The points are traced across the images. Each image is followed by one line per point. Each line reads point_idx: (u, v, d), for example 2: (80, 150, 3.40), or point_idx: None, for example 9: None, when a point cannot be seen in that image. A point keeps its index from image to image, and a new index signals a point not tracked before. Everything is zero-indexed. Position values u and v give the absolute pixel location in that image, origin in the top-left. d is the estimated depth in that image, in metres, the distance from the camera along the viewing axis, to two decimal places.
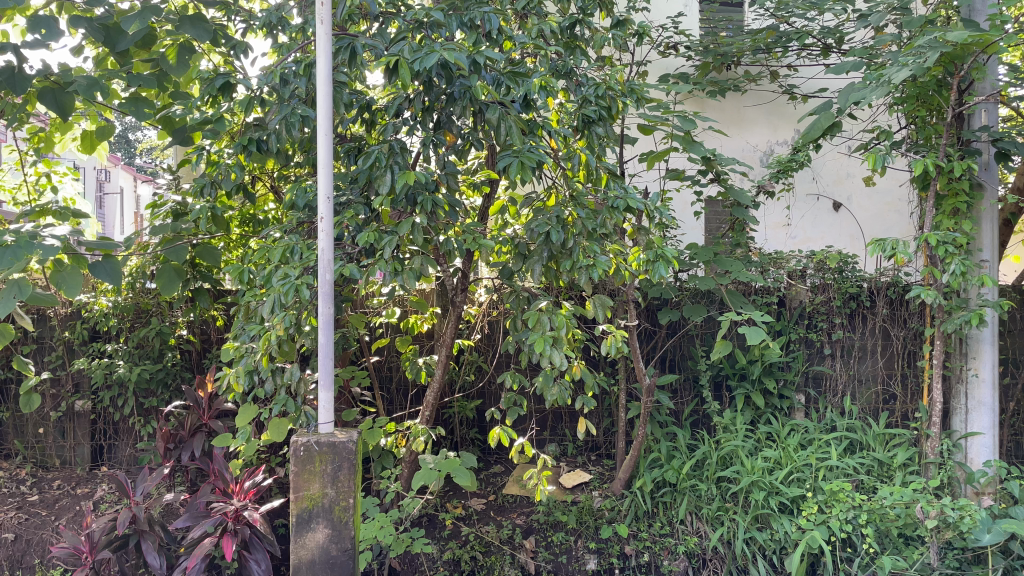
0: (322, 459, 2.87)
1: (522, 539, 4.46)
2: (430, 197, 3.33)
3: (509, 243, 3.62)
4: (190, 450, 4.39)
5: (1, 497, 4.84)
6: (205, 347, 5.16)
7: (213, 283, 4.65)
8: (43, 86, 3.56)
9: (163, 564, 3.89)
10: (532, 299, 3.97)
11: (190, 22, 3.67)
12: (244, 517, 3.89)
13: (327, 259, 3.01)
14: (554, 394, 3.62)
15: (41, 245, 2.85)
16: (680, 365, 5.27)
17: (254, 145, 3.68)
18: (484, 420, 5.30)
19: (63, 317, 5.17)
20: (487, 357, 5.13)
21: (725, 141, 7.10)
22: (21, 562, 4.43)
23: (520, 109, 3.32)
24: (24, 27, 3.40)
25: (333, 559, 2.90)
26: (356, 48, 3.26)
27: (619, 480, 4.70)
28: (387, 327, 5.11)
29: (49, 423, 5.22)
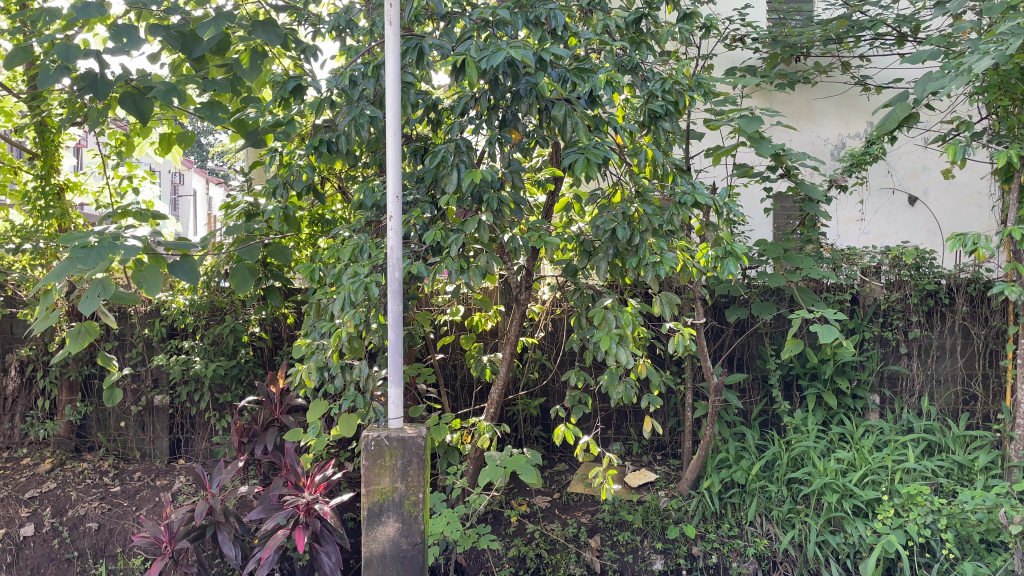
0: (392, 454, 2.92)
1: (587, 538, 4.43)
2: (496, 195, 3.35)
3: (574, 240, 3.60)
4: (263, 444, 4.51)
5: (86, 488, 5.04)
6: (277, 344, 5.29)
7: (284, 282, 4.77)
8: (124, 91, 3.69)
9: (238, 554, 4.02)
10: (597, 297, 3.94)
11: (262, 28, 3.79)
12: (315, 510, 3.98)
13: (395, 257, 3.06)
14: (620, 392, 3.60)
15: (124, 245, 2.98)
16: (749, 364, 5.16)
17: (325, 146, 3.77)
18: (548, 419, 5.29)
19: (142, 314, 5.36)
20: (551, 355, 5.13)
21: (794, 135, 6.93)
22: (104, 550, 4.62)
23: (586, 106, 3.31)
24: (108, 35, 3.53)
25: (404, 553, 2.94)
26: (423, 48, 3.30)
27: (687, 480, 4.64)
28: (452, 325, 5.15)
29: (130, 417, 5.42)
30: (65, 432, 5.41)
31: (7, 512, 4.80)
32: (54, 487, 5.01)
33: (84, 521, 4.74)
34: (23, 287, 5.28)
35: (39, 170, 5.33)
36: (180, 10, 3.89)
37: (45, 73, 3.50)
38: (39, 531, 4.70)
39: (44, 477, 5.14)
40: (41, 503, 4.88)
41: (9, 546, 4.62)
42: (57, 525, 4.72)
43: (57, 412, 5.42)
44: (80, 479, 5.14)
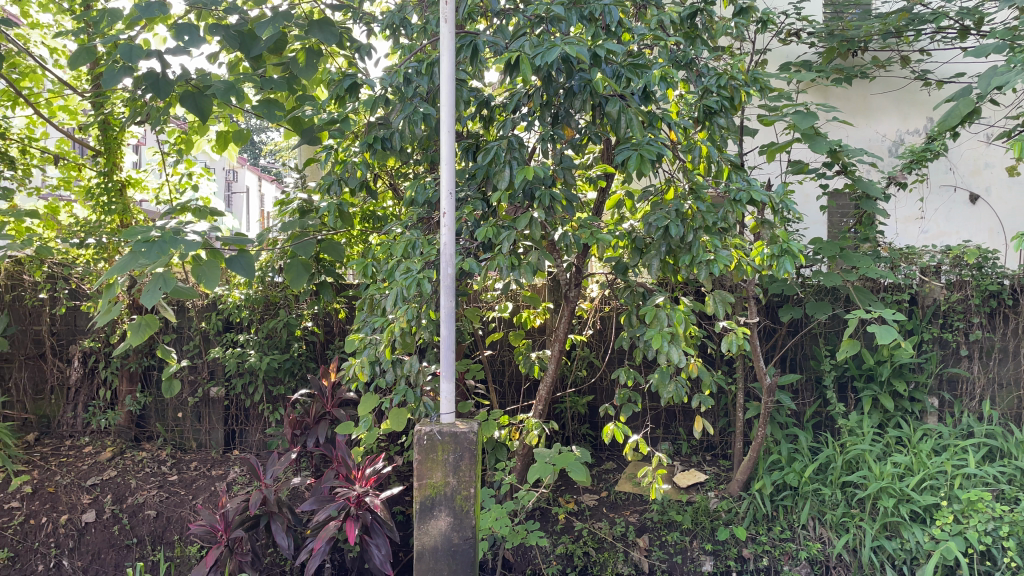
0: (444, 449, 2.95)
1: (635, 537, 4.40)
2: (548, 192, 3.33)
3: (626, 238, 3.57)
4: (315, 436, 4.60)
5: (144, 476, 5.18)
6: (329, 338, 5.38)
7: (336, 278, 4.85)
8: (184, 91, 3.78)
9: (290, 544, 4.10)
10: (648, 295, 3.87)
11: (318, 27, 3.84)
12: (366, 503, 4.01)
13: (448, 253, 3.08)
14: (670, 391, 3.57)
15: (185, 240, 3.06)
16: (802, 365, 5.07)
17: (379, 143, 3.83)
18: (596, 417, 5.25)
19: (200, 308, 5.50)
20: (599, 353, 5.11)
21: (851, 131, 6.79)
22: (162, 537, 4.75)
23: (640, 101, 3.29)
24: (171, 35, 3.62)
25: (455, 547, 2.96)
26: (478, 45, 3.31)
27: (737, 481, 4.58)
28: (500, 322, 5.16)
29: (187, 408, 5.56)
30: (125, 421, 5.56)
31: (70, 499, 4.96)
32: (114, 475, 5.16)
33: (143, 509, 4.87)
34: (87, 281, 5.44)
35: (101, 167, 5.48)
36: (239, 10, 3.97)
37: (110, 72, 3.61)
38: (100, 517, 4.84)
39: (105, 465, 5.30)
40: (102, 491, 5.03)
41: (72, 532, 4.78)
42: (117, 512, 4.86)
43: (118, 402, 5.59)
44: (139, 468, 5.28)
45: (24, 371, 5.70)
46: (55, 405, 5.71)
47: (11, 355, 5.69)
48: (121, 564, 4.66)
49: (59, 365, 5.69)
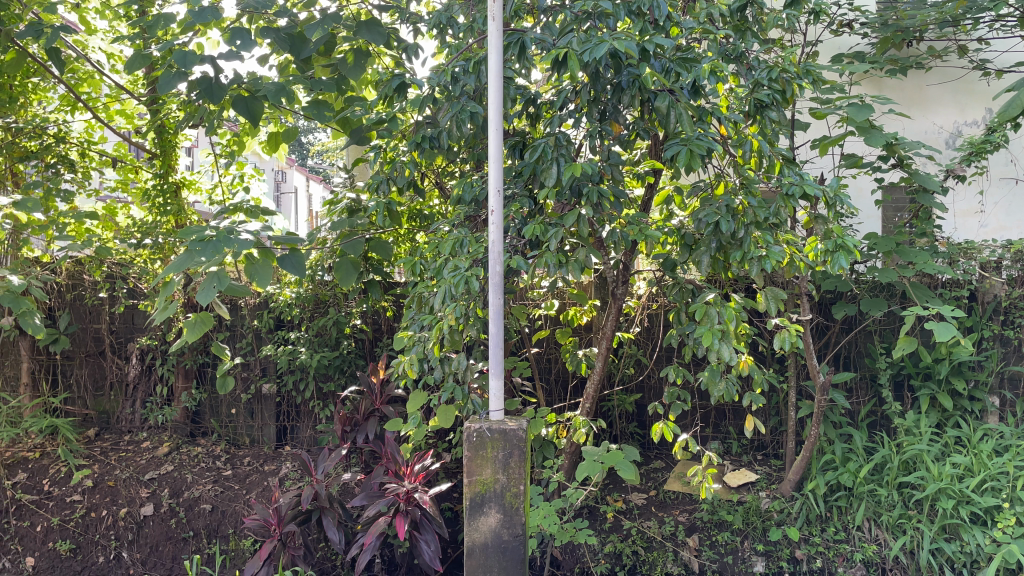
0: (494, 446, 2.96)
1: (685, 537, 4.35)
2: (596, 188, 3.31)
3: (675, 234, 3.53)
4: (364, 433, 4.66)
5: (200, 471, 5.30)
6: (377, 335, 5.46)
7: (385, 277, 4.91)
8: (236, 94, 3.87)
9: (342, 539, 4.16)
10: (697, 292, 3.80)
11: (366, 28, 3.89)
12: (415, 499, 4.05)
13: (497, 251, 3.09)
14: (721, 390, 3.53)
15: (238, 239, 3.13)
16: (856, 363, 4.95)
17: (427, 142, 3.88)
18: (644, 415, 5.20)
19: (252, 306, 5.60)
20: (647, 351, 5.04)
21: (906, 124, 6.63)
22: (217, 531, 4.85)
23: (690, 96, 3.24)
24: (224, 39, 3.70)
25: (506, 543, 2.97)
26: (525, 42, 3.31)
27: (789, 481, 4.50)
28: (547, 319, 5.14)
29: (240, 404, 5.67)
30: (181, 417, 5.69)
31: (129, 492, 5.09)
32: (171, 469, 5.28)
33: (199, 503, 4.99)
34: (144, 280, 5.59)
35: (157, 169, 5.62)
36: (289, 13, 4.04)
37: (165, 77, 3.69)
38: (158, 511, 4.97)
39: (162, 460, 5.42)
40: (159, 484, 5.15)
41: (131, 525, 4.92)
42: (174, 506, 4.98)
43: (174, 398, 5.72)
44: (195, 463, 5.39)
45: (85, 369, 5.87)
46: (114, 401, 5.86)
47: (73, 353, 5.86)
48: (178, 556, 4.78)
49: (118, 362, 5.84)
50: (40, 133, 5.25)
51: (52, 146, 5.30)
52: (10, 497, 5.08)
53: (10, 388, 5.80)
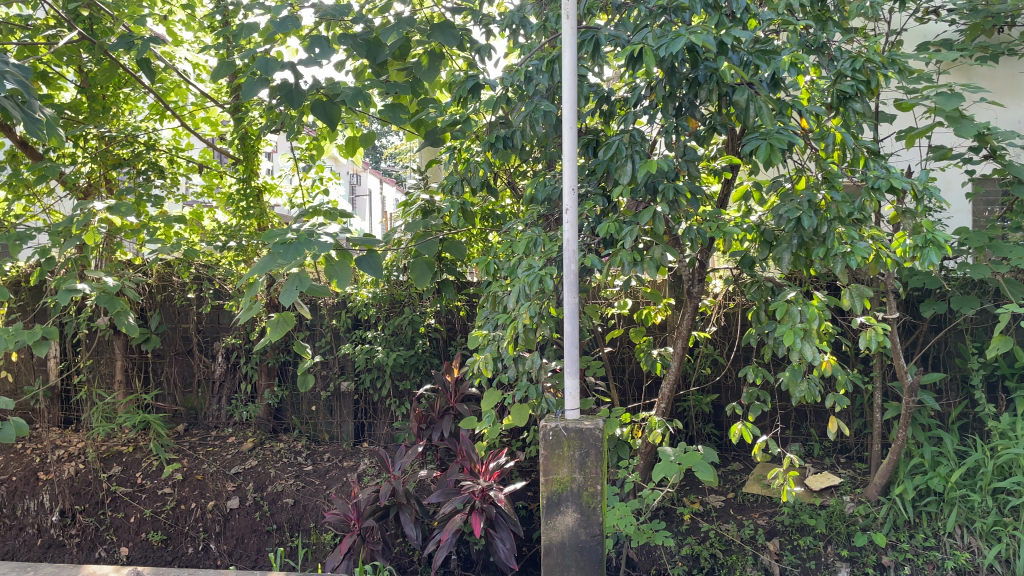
0: (570, 444, 2.97)
1: (765, 541, 4.25)
2: (672, 185, 3.26)
3: (754, 230, 3.45)
4: (440, 430, 4.74)
5: (282, 466, 5.45)
6: (451, 335, 5.54)
7: (458, 277, 4.98)
8: (315, 99, 4.00)
9: (418, 535, 4.22)
10: (777, 290, 3.70)
11: (440, 29, 3.95)
12: (490, 497, 4.09)
13: (572, 249, 3.09)
14: (803, 391, 3.43)
15: (318, 241, 3.21)
16: (946, 363, 4.75)
17: (501, 142, 3.90)
18: (721, 416, 5.10)
19: (331, 306, 5.72)
20: (724, 351, 4.94)
21: (999, 114, 6.33)
22: (299, 525, 4.99)
23: (769, 89, 3.17)
24: (303, 47, 3.85)
25: (583, 543, 2.99)
26: (599, 39, 3.30)
27: (875, 485, 4.36)
28: (621, 318, 5.10)
29: (320, 401, 5.80)
30: (265, 414, 5.86)
31: (216, 486, 5.28)
32: (255, 464, 5.45)
33: (281, 497, 5.13)
34: (229, 281, 5.80)
35: (240, 174, 5.80)
36: (365, 19, 4.13)
37: (249, 83, 3.85)
38: (243, 504, 5.14)
39: (246, 454, 5.60)
40: (244, 479, 5.32)
41: (218, 517, 5.10)
42: (258, 499, 5.14)
43: (257, 395, 5.90)
44: (278, 458, 5.55)
45: (175, 367, 6.12)
46: (202, 398, 6.09)
47: (163, 351, 6.11)
48: (263, 549, 4.95)
49: (205, 360, 6.06)
50: (132, 141, 5.42)
51: (143, 153, 5.50)
52: (106, 489, 5.33)
53: (106, 384, 6.11)
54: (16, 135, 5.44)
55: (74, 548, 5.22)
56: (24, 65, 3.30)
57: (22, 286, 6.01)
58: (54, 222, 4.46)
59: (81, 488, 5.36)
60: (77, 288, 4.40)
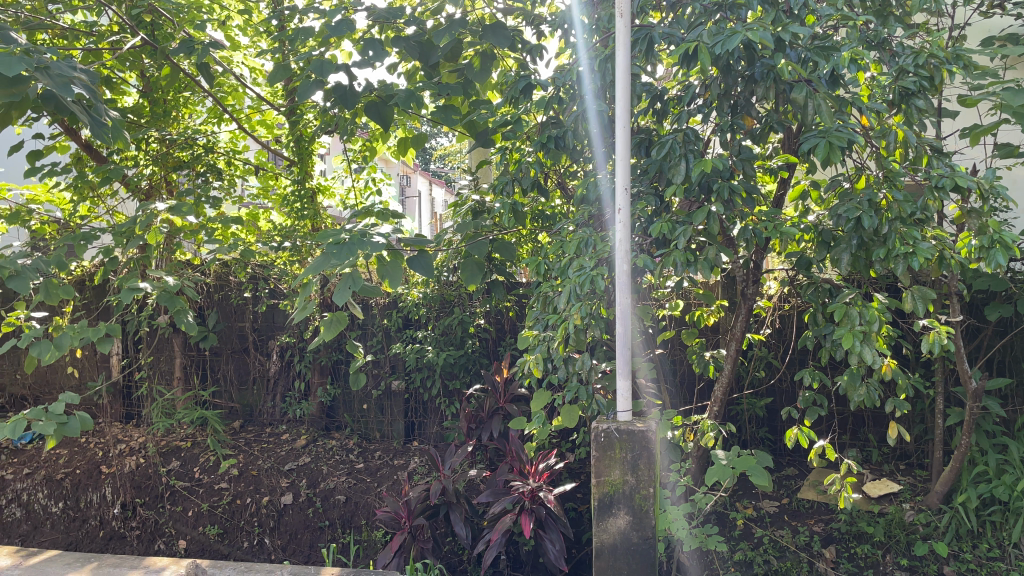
0: (622, 447, 3.07)
1: (821, 548, 4.16)
2: (726, 184, 3.21)
3: (811, 231, 3.38)
4: (489, 430, 4.76)
5: (334, 463, 5.53)
6: (500, 335, 5.56)
7: (509, 277, 5.00)
8: (369, 101, 4.07)
9: (468, 534, 4.24)
10: (834, 292, 3.61)
11: (492, 31, 3.96)
12: (540, 497, 4.08)
13: (624, 249, 3.17)
14: (862, 395, 3.34)
15: (370, 242, 3.25)
16: (1012, 369, 4.59)
17: (552, 142, 3.89)
18: (775, 420, 5.01)
19: (382, 306, 5.79)
20: (779, 354, 4.85)
21: None
22: (351, 521, 5.05)
23: (828, 86, 3.11)
24: (357, 50, 3.98)
25: (635, 546, 3.08)
26: (654, 37, 3.28)
27: (936, 493, 4.23)
28: (672, 320, 5.05)
29: (371, 400, 5.87)
30: (317, 411, 5.94)
31: (270, 482, 5.38)
32: (309, 461, 5.54)
33: (334, 494, 5.20)
34: (284, 281, 5.92)
35: (295, 175, 5.91)
36: (417, 21, 4.18)
37: (304, 86, 3.96)
38: (297, 500, 5.23)
39: (300, 451, 5.69)
40: (298, 475, 5.41)
41: (272, 513, 5.19)
42: (311, 496, 5.22)
43: (311, 393, 5.99)
44: (330, 455, 5.63)
45: (231, 364, 6.24)
46: (257, 395, 6.21)
47: (220, 349, 6.25)
48: (315, 544, 5.03)
49: (260, 358, 6.17)
50: (191, 144, 5.56)
51: (201, 156, 5.63)
52: (165, 483, 5.47)
53: (165, 381, 6.27)
54: (82, 138, 5.62)
55: (134, 540, 5.36)
56: (92, 71, 3.42)
57: (86, 284, 6.21)
58: (118, 223, 4.58)
59: (142, 481, 5.51)
60: (139, 287, 4.50)
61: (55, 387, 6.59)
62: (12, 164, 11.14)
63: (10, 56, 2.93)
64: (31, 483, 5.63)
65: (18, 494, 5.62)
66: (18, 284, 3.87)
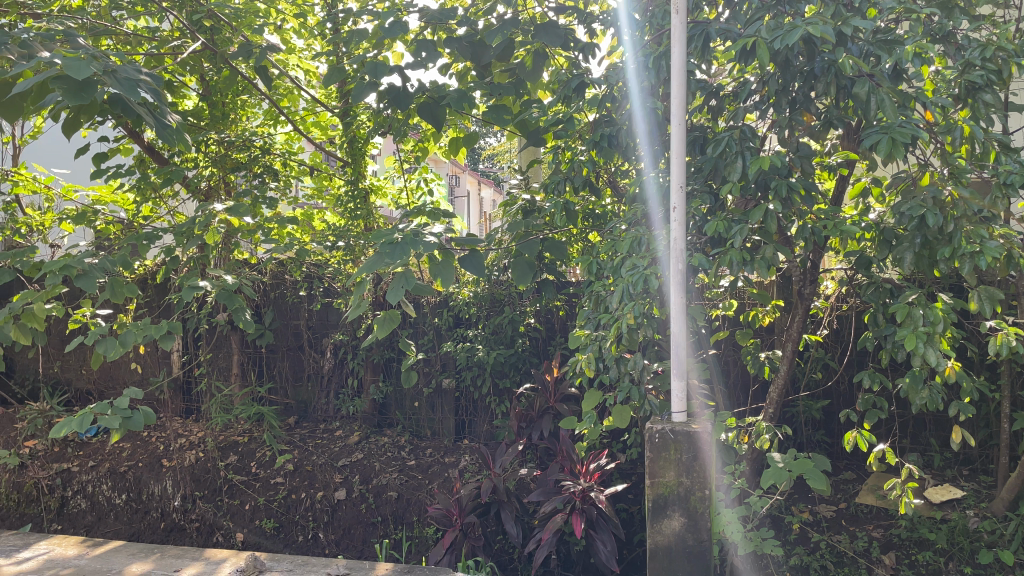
0: (677, 448, 3.05)
1: (881, 554, 4.07)
2: (785, 182, 3.16)
3: (873, 229, 3.30)
4: (540, 429, 4.76)
5: (387, 459, 5.59)
6: (551, 334, 5.56)
7: (558, 276, 5.01)
8: (422, 102, 4.12)
9: (519, 533, 4.25)
10: (896, 292, 3.52)
11: (544, 30, 3.97)
12: (591, 497, 4.06)
13: (679, 248, 3.14)
14: (924, 398, 3.26)
15: (423, 241, 3.27)
16: None
17: (605, 140, 3.88)
18: (832, 423, 4.91)
19: (433, 304, 5.84)
20: (836, 355, 4.75)
21: None
22: (403, 518, 5.11)
23: (891, 80, 3.04)
24: (411, 51, 4.04)
25: (690, 548, 3.06)
26: (710, 33, 3.23)
27: (1002, 500, 4.10)
28: (726, 320, 4.98)
29: (422, 398, 5.93)
30: (370, 409, 6.03)
31: (325, 477, 5.46)
32: (361, 458, 5.60)
33: (386, 490, 5.26)
34: (338, 280, 6.01)
35: (349, 176, 5.99)
36: (469, 22, 4.22)
37: (359, 87, 4.04)
38: (350, 496, 5.30)
39: (353, 448, 5.76)
40: (351, 471, 5.49)
41: (326, 507, 5.28)
42: (364, 491, 5.29)
43: (363, 390, 6.07)
44: (382, 452, 5.69)
45: (286, 361, 6.37)
46: (311, 391, 6.32)
47: (276, 346, 6.37)
48: (368, 540, 5.10)
49: (314, 355, 6.28)
50: (249, 145, 5.70)
51: (258, 158, 5.75)
52: (223, 477, 5.61)
53: (223, 377, 6.42)
54: (144, 141, 5.79)
55: (194, 532, 5.50)
56: (154, 74, 3.50)
57: (149, 283, 6.41)
58: (179, 223, 4.71)
59: (201, 475, 5.66)
60: (199, 285, 4.61)
61: (119, 381, 6.81)
62: (78, 166, 11.59)
63: (80, 61, 2.99)
64: (95, 475, 5.81)
65: (83, 485, 5.82)
66: (86, 282, 4.01)
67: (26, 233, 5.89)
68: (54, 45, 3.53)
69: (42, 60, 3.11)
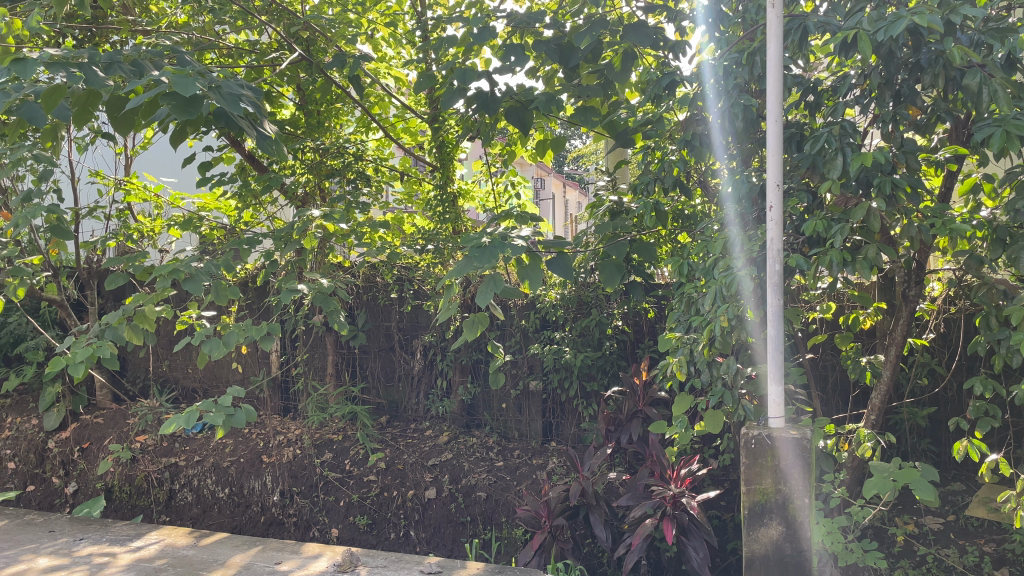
0: (774, 454, 2.97)
1: (993, 570, 3.88)
2: (888, 178, 3.03)
3: (985, 227, 3.14)
4: (629, 433, 4.71)
5: (475, 460, 5.65)
6: (638, 337, 5.49)
7: (647, 278, 4.95)
8: (510, 105, 4.17)
9: (609, 537, 4.23)
10: (1010, 293, 3.34)
11: (634, 30, 3.95)
12: (682, 503, 3.96)
13: (775, 248, 3.05)
14: None
15: (511, 244, 3.29)
16: None
17: (697, 139, 3.81)
18: (939, 431, 4.66)
19: (520, 306, 5.87)
20: (944, 360, 4.51)
21: None
22: (492, 518, 5.16)
23: (1005, 69, 2.90)
24: (499, 56, 4.09)
25: (787, 558, 2.98)
26: (807, 27, 3.15)
27: None
28: (824, 323, 4.80)
29: (510, 399, 5.97)
30: (458, 409, 6.14)
31: (415, 476, 5.55)
32: (451, 457, 5.67)
33: (475, 490, 5.31)
34: (427, 282, 6.11)
35: (438, 180, 6.07)
36: (557, 24, 4.24)
37: (448, 94, 4.12)
38: (440, 495, 5.36)
39: (443, 448, 5.84)
40: (441, 470, 5.56)
41: (417, 506, 5.38)
42: (453, 491, 5.35)
43: (452, 391, 6.18)
44: (471, 452, 5.75)
45: (378, 362, 6.51)
46: (403, 391, 6.45)
47: (368, 347, 6.53)
48: (458, 539, 5.19)
49: (404, 356, 6.40)
50: (342, 152, 5.86)
51: (352, 164, 5.91)
52: (319, 474, 5.78)
53: (319, 376, 6.63)
54: (245, 149, 6.04)
55: (292, 526, 5.70)
56: (255, 87, 3.64)
57: (250, 285, 6.68)
58: (277, 228, 4.89)
59: (298, 471, 5.85)
60: (296, 288, 4.78)
61: (222, 380, 7.13)
62: (185, 175, 12.30)
63: (187, 78, 3.14)
64: (200, 469, 6.10)
65: (189, 479, 6.11)
66: (193, 286, 4.22)
67: (138, 240, 6.24)
68: (163, 62, 3.72)
69: (153, 78, 3.27)
